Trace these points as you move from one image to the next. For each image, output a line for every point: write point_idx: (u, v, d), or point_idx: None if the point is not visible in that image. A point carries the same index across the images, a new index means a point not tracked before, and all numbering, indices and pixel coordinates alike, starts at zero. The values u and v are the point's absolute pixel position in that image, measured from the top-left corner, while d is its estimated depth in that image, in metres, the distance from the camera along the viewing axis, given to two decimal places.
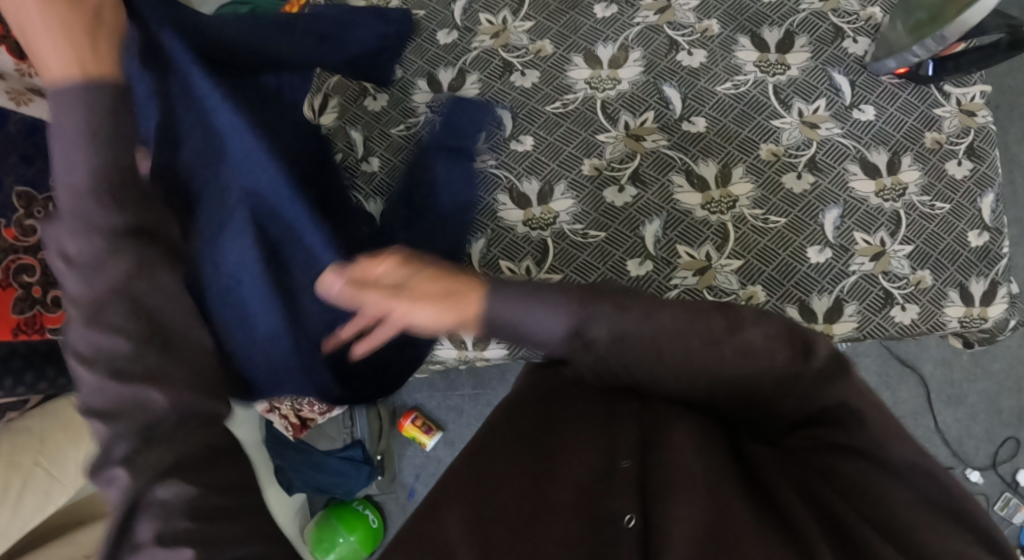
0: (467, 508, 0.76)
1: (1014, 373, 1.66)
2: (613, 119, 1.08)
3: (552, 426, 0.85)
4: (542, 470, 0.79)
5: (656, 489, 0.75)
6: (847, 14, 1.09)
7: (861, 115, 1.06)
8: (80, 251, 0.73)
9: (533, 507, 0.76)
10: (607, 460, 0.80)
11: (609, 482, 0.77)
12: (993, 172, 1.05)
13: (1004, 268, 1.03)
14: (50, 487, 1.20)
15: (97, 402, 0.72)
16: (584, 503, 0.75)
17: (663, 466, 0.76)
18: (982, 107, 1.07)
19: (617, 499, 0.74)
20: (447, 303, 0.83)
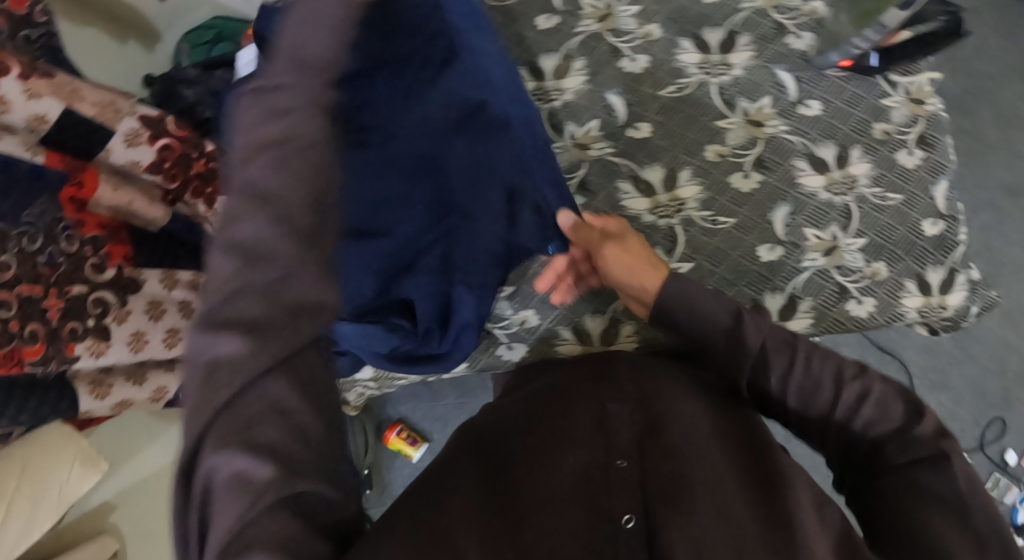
0: (476, 502, 0.84)
1: (997, 355, 1.65)
2: (558, 129, 1.12)
3: (559, 419, 0.94)
4: (546, 464, 0.87)
5: (651, 489, 0.84)
6: (790, 10, 1.11)
7: (807, 111, 1.06)
8: (286, 102, 0.72)
9: (539, 500, 0.84)
10: (604, 456, 0.88)
11: (607, 478, 0.85)
12: (946, 160, 1.06)
13: (961, 255, 1.03)
14: (33, 512, 1.29)
15: (243, 240, 0.72)
16: (586, 497, 0.84)
17: (661, 468, 0.86)
18: (931, 95, 1.08)
19: (615, 500, 0.83)
20: (630, 270, 1.00)
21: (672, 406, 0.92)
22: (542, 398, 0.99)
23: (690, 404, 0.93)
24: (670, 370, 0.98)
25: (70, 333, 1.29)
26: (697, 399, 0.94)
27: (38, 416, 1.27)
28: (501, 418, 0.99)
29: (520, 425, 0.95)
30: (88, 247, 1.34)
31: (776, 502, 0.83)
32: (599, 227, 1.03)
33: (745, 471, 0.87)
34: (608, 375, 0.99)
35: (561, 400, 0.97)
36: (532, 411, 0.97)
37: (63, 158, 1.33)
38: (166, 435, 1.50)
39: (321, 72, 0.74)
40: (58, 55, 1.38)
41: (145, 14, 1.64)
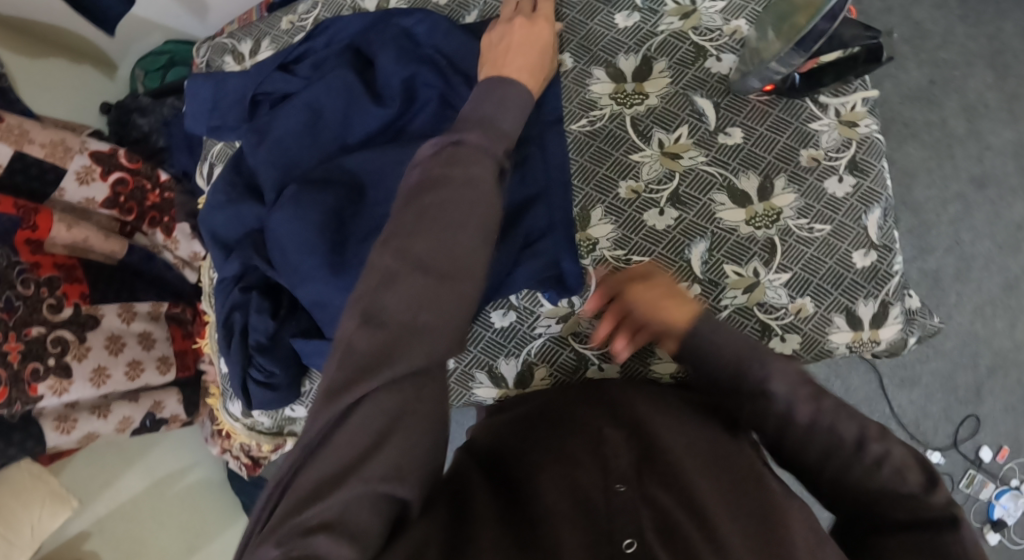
0: (489, 518, 0.80)
1: (968, 350, 1.59)
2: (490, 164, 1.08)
3: (560, 442, 0.90)
4: (553, 481, 0.83)
5: (652, 515, 0.79)
6: (709, 31, 1.07)
7: (727, 140, 1.04)
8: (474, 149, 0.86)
9: (545, 519, 0.79)
10: (604, 480, 0.83)
11: (607, 500, 0.80)
12: (880, 186, 1.03)
13: (895, 286, 1.01)
14: (9, 552, 1.27)
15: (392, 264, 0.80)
16: (586, 518, 0.79)
17: (661, 495, 0.81)
18: (864, 116, 1.04)
19: (616, 522, 0.78)
20: (660, 305, 0.94)
21: (676, 436, 0.88)
22: (544, 421, 0.96)
23: (695, 431, 0.89)
24: (682, 402, 0.95)
25: (32, 373, 1.27)
26: (701, 427, 0.90)
27: (5, 456, 1.28)
28: (505, 435, 0.95)
29: (524, 447, 0.92)
30: (43, 288, 1.32)
31: (773, 534, 0.77)
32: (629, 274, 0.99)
33: (747, 497, 0.81)
34: (617, 402, 0.95)
35: (562, 425, 0.94)
36: (534, 435, 0.93)
37: (16, 203, 1.31)
38: (140, 464, 1.52)
39: (505, 137, 0.90)
40: (7, 97, 1.38)
41: (99, 46, 1.64)
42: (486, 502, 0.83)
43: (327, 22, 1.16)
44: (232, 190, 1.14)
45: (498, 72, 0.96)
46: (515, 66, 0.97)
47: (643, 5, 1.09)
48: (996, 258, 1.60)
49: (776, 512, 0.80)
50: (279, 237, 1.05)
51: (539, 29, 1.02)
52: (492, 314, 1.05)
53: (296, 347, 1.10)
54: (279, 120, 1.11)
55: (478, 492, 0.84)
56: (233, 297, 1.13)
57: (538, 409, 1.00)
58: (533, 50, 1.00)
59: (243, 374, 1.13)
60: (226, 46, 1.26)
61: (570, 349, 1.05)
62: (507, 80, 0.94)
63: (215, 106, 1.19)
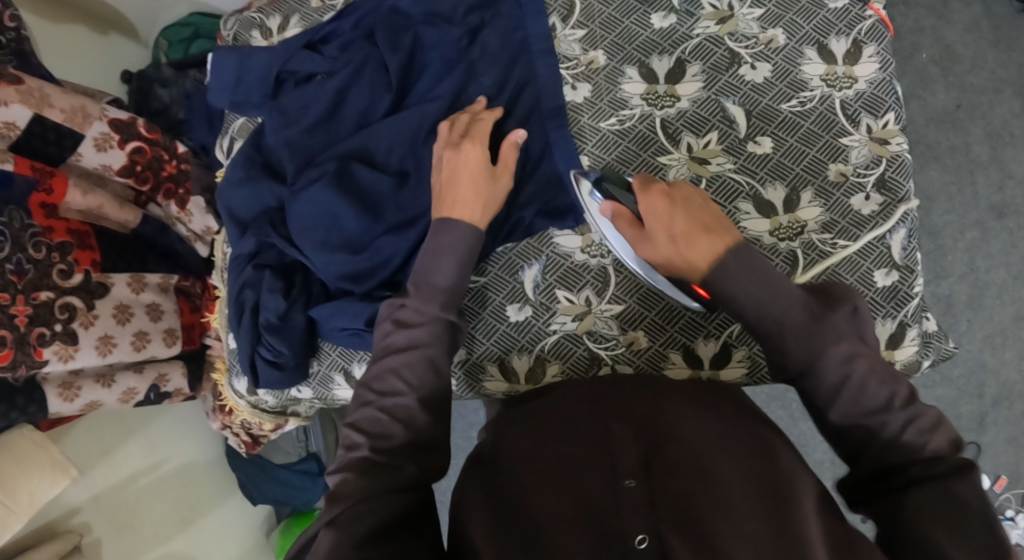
0: (493, 527, 0.84)
1: (974, 379, 1.59)
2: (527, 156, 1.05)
3: (559, 437, 0.90)
4: (560, 483, 0.85)
5: (665, 509, 0.82)
6: (745, 38, 1.04)
7: (757, 149, 1.02)
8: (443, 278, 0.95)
9: (557, 521, 0.82)
10: (609, 478, 0.85)
11: (616, 499, 0.83)
12: (908, 205, 1.00)
13: (915, 308, 0.99)
14: (6, 517, 1.24)
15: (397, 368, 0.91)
16: (593, 521, 0.82)
17: (670, 487, 0.83)
18: (896, 133, 1.01)
19: (626, 521, 0.81)
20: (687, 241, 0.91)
21: (679, 422, 0.89)
22: (541, 412, 0.95)
23: (696, 418, 0.89)
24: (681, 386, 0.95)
25: (38, 338, 1.26)
26: (702, 413, 0.91)
27: (5, 419, 1.26)
28: (505, 429, 0.96)
29: (524, 441, 0.91)
30: (55, 253, 1.31)
31: (785, 515, 0.80)
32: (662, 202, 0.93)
33: (751, 478, 0.83)
34: (618, 387, 0.95)
35: (561, 417, 0.93)
36: (526, 426, 0.94)
37: (33, 165, 1.30)
38: (137, 438, 1.51)
39: (442, 295, 0.95)
40: (29, 60, 1.37)
41: (122, 13, 1.63)
42: (503, 506, 0.86)
43: (356, 3, 1.14)
44: (251, 167, 1.13)
45: (445, 213, 0.98)
46: (457, 201, 0.98)
47: (679, 6, 1.06)
48: (1009, 289, 1.59)
49: (785, 493, 0.82)
50: (299, 219, 1.07)
51: (471, 152, 1.00)
52: (507, 309, 1.04)
53: (314, 316, 1.09)
54: (308, 100, 1.11)
55: (483, 504, 0.87)
56: (245, 274, 1.12)
57: (535, 400, 0.99)
58: (478, 178, 0.99)
59: (251, 351, 1.12)
60: (255, 20, 1.24)
61: (583, 347, 1.03)
62: (452, 229, 0.96)
63: (239, 81, 1.17)
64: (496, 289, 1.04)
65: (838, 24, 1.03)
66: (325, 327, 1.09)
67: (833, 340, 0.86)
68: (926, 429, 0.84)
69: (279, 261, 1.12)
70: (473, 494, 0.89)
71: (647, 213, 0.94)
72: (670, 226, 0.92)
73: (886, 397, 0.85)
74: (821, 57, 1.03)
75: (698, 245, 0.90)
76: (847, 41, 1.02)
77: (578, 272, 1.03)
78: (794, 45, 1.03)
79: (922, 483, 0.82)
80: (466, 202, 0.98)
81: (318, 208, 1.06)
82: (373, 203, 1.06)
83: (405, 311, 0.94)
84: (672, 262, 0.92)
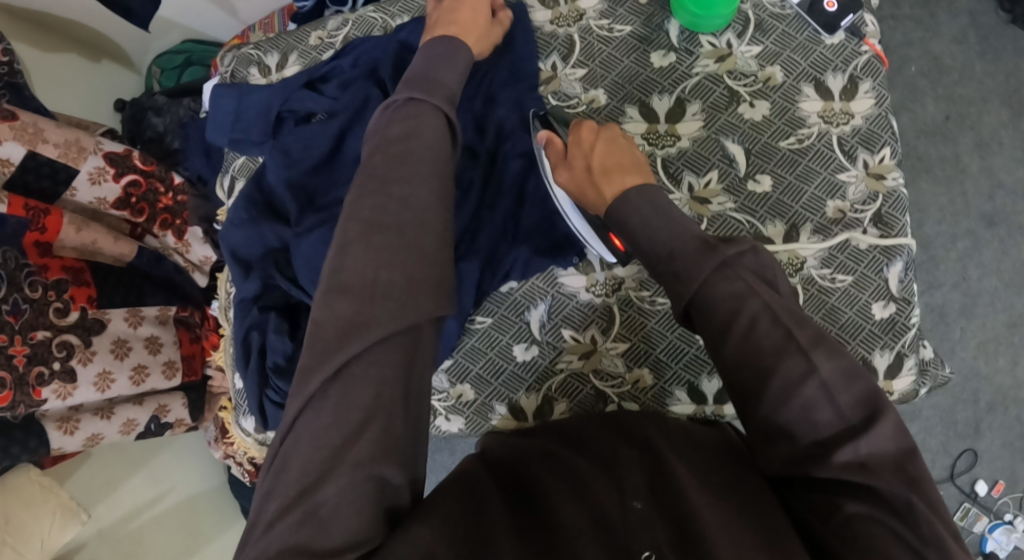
0: (510, 528, 0.82)
1: (969, 386, 1.61)
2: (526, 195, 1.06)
3: (569, 456, 0.92)
4: (573, 499, 0.85)
5: (666, 529, 0.81)
6: (744, 76, 1.05)
7: (756, 187, 1.03)
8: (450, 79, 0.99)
9: (570, 528, 0.81)
10: (618, 497, 0.85)
11: (624, 516, 0.83)
12: (903, 238, 1.01)
13: (911, 338, 1.00)
14: None
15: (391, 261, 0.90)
16: (604, 533, 0.81)
17: (674, 510, 0.82)
18: (892, 168, 1.02)
19: (634, 538, 0.80)
20: (598, 175, 0.99)
21: (679, 457, 0.89)
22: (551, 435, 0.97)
23: (694, 453, 0.90)
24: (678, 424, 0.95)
25: (37, 377, 1.26)
26: (702, 450, 0.90)
27: (7, 456, 1.26)
28: (518, 447, 0.96)
29: (531, 456, 0.93)
30: (51, 292, 1.31)
31: (780, 539, 0.79)
32: (591, 141, 1.02)
33: (754, 511, 0.82)
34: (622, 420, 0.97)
35: (572, 442, 0.95)
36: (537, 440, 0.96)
37: (26, 204, 1.29)
38: (144, 471, 1.52)
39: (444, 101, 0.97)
40: (21, 93, 1.36)
41: (114, 40, 1.62)
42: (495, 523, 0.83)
43: (356, 41, 1.15)
44: (253, 209, 1.13)
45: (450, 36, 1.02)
46: (459, 24, 1.03)
47: (678, 45, 1.07)
48: (1001, 296, 1.61)
49: (790, 527, 0.81)
50: (304, 259, 1.08)
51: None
52: (515, 349, 1.05)
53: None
54: (309, 140, 1.12)
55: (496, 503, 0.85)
56: (251, 317, 1.13)
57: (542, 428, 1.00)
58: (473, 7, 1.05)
59: (259, 393, 1.12)
60: (251, 57, 1.24)
61: (590, 385, 1.04)
62: (457, 47, 1.01)
63: (238, 118, 1.17)
64: (503, 330, 1.04)
65: (835, 60, 1.04)
66: None
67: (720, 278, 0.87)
68: (834, 385, 0.81)
69: (283, 304, 1.12)
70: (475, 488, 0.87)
71: (573, 145, 1.02)
72: (589, 154, 1.01)
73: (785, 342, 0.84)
74: (817, 93, 1.04)
75: (610, 176, 0.98)
76: (843, 77, 1.04)
77: (583, 311, 1.04)
78: (792, 82, 1.04)
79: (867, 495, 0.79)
80: (469, 21, 1.04)
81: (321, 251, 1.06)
82: None
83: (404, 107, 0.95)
84: (582, 189, 1.00)
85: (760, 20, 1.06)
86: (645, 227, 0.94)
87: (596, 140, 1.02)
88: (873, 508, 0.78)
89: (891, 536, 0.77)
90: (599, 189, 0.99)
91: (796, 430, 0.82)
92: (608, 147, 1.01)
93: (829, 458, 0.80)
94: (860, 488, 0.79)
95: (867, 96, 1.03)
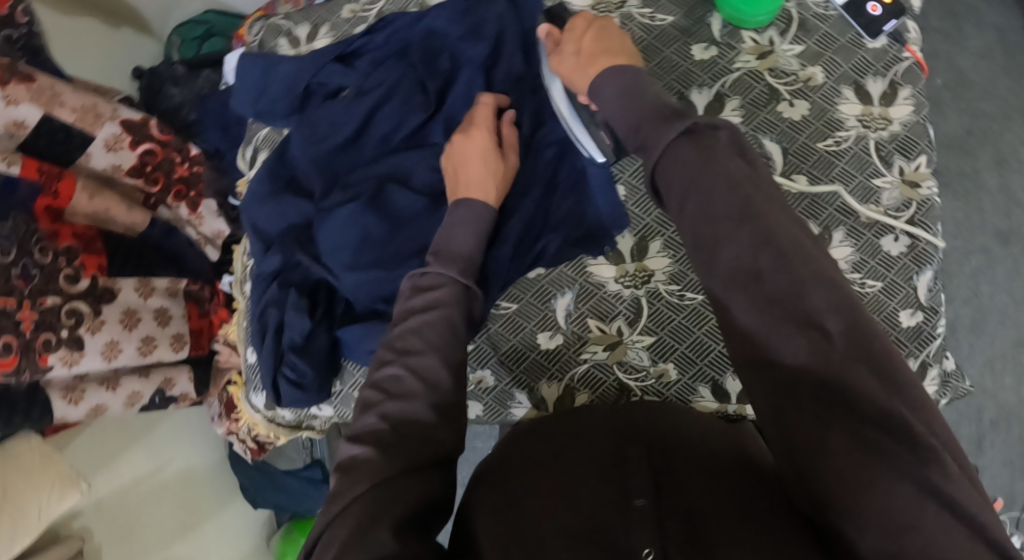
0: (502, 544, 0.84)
1: (974, 402, 1.61)
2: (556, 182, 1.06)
3: (563, 452, 0.92)
4: (567, 502, 0.85)
5: (673, 528, 0.81)
6: (785, 74, 1.05)
7: (792, 187, 1.02)
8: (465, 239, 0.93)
9: (557, 535, 0.82)
10: (620, 496, 0.84)
11: (625, 516, 0.82)
12: (934, 247, 1.00)
13: (937, 348, 1.00)
14: (13, 531, 1.21)
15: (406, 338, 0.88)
16: (599, 536, 0.81)
17: (677, 510, 0.82)
18: (927, 177, 1.02)
19: (632, 535, 0.80)
20: (580, 57, 0.95)
21: (688, 455, 0.88)
22: (551, 433, 0.96)
23: (706, 451, 0.89)
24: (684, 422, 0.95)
25: (44, 344, 1.23)
26: (714, 448, 0.90)
27: (8, 424, 1.24)
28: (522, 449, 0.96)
29: (528, 455, 0.93)
30: (61, 258, 1.29)
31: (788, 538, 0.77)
32: (585, 24, 0.98)
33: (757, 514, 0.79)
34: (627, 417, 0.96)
35: (570, 437, 0.95)
36: (537, 441, 0.96)
37: (40, 167, 1.27)
38: (143, 445, 1.49)
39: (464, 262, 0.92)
40: (39, 55, 1.33)
41: (135, 6, 1.61)
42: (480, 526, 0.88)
43: (390, 18, 1.14)
44: (275, 183, 1.12)
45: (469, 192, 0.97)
46: (478, 179, 0.98)
47: (720, 39, 1.07)
48: (1011, 314, 1.62)
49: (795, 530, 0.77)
50: (329, 237, 1.06)
51: (479, 134, 1.01)
52: (539, 337, 1.05)
53: (341, 337, 1.08)
54: (338, 117, 1.10)
55: (493, 519, 0.87)
56: (270, 293, 1.11)
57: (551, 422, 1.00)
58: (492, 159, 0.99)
59: (274, 370, 1.11)
60: (281, 27, 1.22)
61: (614, 377, 1.03)
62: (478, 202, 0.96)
63: (263, 91, 1.16)
64: (528, 317, 1.04)
65: (876, 65, 1.04)
66: (349, 350, 1.09)
67: (687, 147, 0.78)
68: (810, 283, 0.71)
69: (303, 282, 1.10)
70: (483, 504, 0.89)
71: (568, 33, 0.99)
72: (579, 42, 0.97)
73: (755, 238, 0.73)
74: (855, 97, 1.04)
75: (593, 56, 0.94)
76: (883, 82, 1.04)
77: (610, 304, 1.04)
78: (832, 84, 1.04)
79: (848, 418, 0.67)
80: (488, 178, 0.98)
81: (348, 230, 1.05)
82: (404, 227, 1.06)
83: (421, 281, 0.90)
84: (570, 73, 0.96)
85: (803, 20, 1.06)
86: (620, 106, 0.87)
87: (590, 22, 0.97)
88: (862, 433, 0.66)
89: (884, 462, 0.65)
90: (581, 70, 0.95)
91: (769, 348, 0.71)
92: (603, 30, 0.96)
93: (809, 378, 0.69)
94: (846, 394, 0.68)
95: (908, 103, 1.03)
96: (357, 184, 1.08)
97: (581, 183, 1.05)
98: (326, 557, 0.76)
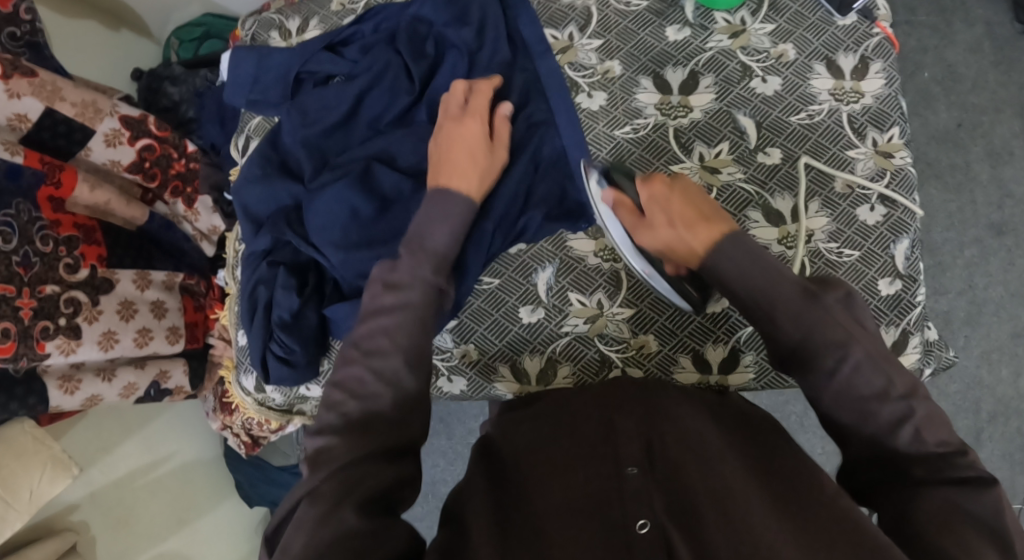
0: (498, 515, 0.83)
1: (970, 395, 1.60)
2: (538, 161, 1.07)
3: (559, 431, 0.92)
4: (564, 478, 0.85)
5: (663, 499, 0.82)
6: (757, 52, 1.07)
7: (766, 159, 1.04)
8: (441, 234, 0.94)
9: (550, 510, 0.82)
10: (613, 467, 0.85)
11: (619, 487, 0.83)
12: (911, 216, 1.01)
13: (917, 316, 1.01)
14: (5, 513, 1.24)
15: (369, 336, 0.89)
16: (597, 508, 0.81)
17: (674, 482, 0.83)
18: (901, 147, 1.03)
19: (628, 507, 0.81)
20: (683, 229, 0.94)
21: (677, 421, 0.90)
22: (544, 412, 0.96)
23: (696, 418, 0.91)
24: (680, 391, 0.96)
25: (42, 331, 1.24)
26: (707, 417, 0.92)
27: (5, 410, 1.25)
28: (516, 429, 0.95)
29: (522, 437, 0.93)
30: (62, 247, 1.30)
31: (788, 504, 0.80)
32: (669, 190, 0.96)
33: (791, 505, 0.80)
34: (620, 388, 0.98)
35: (562, 415, 0.95)
36: (529, 423, 0.95)
37: (41, 158, 1.29)
38: (139, 437, 1.50)
39: (434, 259, 0.92)
40: (42, 52, 1.36)
41: (135, 11, 1.65)
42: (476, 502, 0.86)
43: (377, 8, 1.16)
44: (267, 166, 1.13)
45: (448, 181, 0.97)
46: (457, 169, 0.98)
47: (694, 20, 1.09)
48: (1007, 306, 1.61)
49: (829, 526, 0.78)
50: (316, 218, 1.07)
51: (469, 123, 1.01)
52: (521, 311, 1.06)
53: (328, 314, 1.10)
54: (327, 102, 1.13)
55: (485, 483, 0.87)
56: (260, 272, 1.13)
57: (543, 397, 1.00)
58: (472, 147, 1.00)
59: (263, 347, 1.12)
60: (273, 21, 1.25)
61: (594, 349, 1.06)
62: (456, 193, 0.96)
63: (256, 82, 1.19)
64: (510, 291, 1.06)
65: (846, 41, 1.06)
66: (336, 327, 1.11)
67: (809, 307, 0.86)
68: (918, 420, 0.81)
69: (291, 262, 1.12)
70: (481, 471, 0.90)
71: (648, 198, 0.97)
72: (668, 210, 0.95)
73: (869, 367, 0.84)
74: (827, 72, 1.05)
75: (696, 228, 0.93)
76: (854, 57, 1.05)
77: (590, 277, 1.06)
78: (804, 61, 1.06)
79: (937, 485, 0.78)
80: (469, 169, 0.99)
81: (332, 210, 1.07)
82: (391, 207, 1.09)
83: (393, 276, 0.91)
84: (670, 245, 0.95)
85: None
86: (749, 284, 0.89)
87: (673, 188, 0.96)
88: (949, 494, 0.77)
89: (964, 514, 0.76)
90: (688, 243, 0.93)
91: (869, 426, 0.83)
92: (688, 195, 0.96)
93: (907, 468, 0.80)
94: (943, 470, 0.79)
95: (878, 77, 1.05)
96: (342, 167, 1.10)
97: (562, 162, 1.07)
98: (300, 526, 0.77)
